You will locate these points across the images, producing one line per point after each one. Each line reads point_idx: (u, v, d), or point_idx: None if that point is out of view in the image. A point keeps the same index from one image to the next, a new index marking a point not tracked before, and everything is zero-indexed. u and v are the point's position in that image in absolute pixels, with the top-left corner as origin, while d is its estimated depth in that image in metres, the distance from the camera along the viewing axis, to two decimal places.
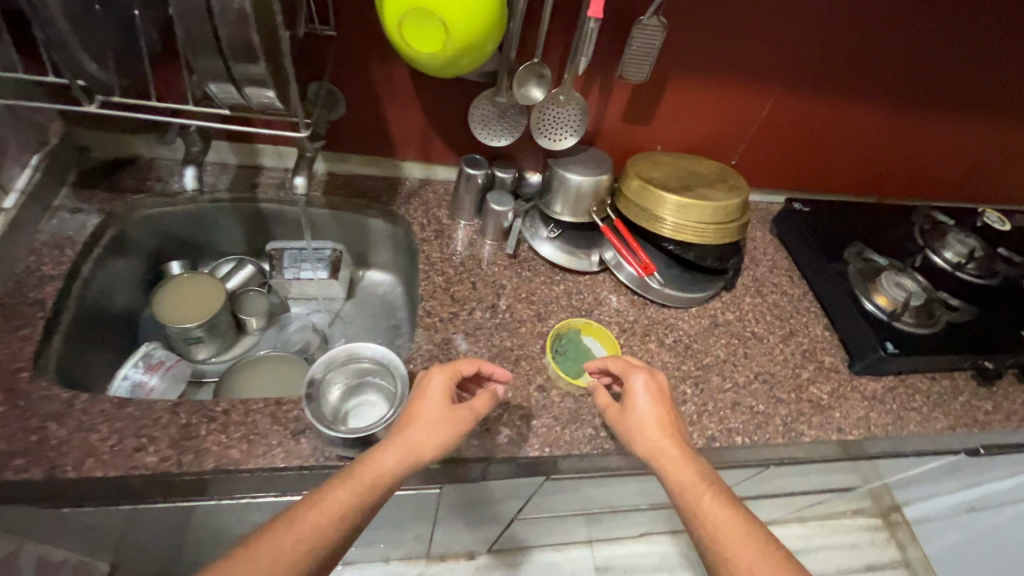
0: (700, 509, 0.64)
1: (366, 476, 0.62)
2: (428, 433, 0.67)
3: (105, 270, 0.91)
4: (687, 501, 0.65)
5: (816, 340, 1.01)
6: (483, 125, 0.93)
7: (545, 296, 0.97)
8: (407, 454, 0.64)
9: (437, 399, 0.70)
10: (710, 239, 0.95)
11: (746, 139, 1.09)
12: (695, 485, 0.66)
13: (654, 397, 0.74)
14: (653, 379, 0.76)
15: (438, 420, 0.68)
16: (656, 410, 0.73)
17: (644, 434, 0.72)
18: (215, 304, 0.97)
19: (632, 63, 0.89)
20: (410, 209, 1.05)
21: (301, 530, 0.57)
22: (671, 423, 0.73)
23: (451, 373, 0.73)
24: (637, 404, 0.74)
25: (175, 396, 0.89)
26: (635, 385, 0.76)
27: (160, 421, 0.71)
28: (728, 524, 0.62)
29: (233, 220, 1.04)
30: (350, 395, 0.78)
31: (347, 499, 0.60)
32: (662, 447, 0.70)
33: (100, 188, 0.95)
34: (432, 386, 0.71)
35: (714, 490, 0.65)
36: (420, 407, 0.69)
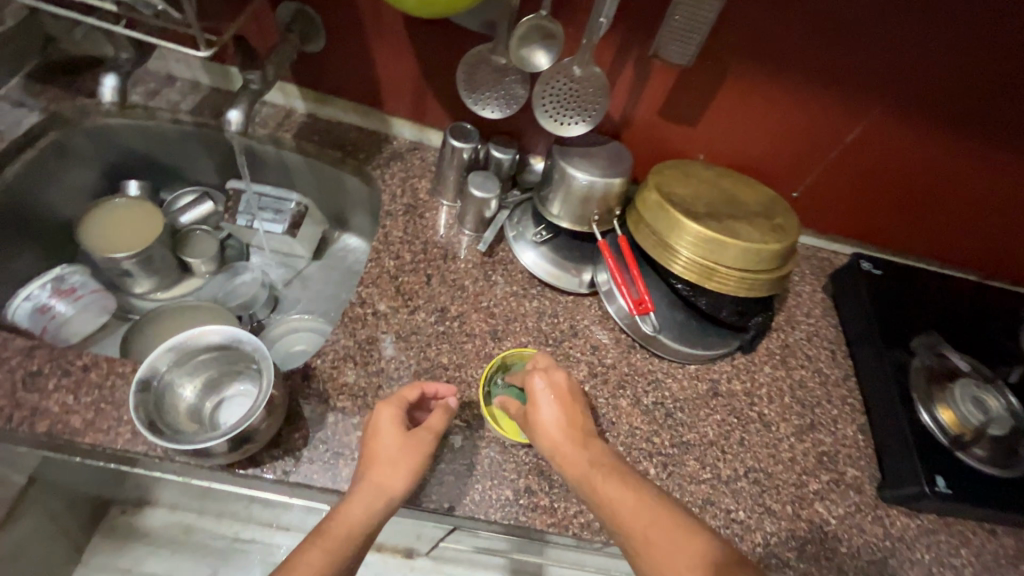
0: (597, 495, 0.55)
1: (337, 532, 0.52)
2: (391, 471, 0.57)
3: (38, 176, 0.82)
4: (586, 490, 0.57)
5: (841, 444, 0.78)
6: (474, 88, 0.74)
7: (509, 311, 0.80)
8: (376, 497, 0.55)
9: (392, 429, 0.60)
10: (730, 288, 0.73)
11: (819, 168, 0.85)
12: (588, 471, 0.57)
13: (555, 390, 0.65)
14: (550, 375, 0.67)
15: (399, 456, 0.58)
16: (557, 407, 0.64)
17: (542, 434, 0.62)
18: (152, 234, 0.87)
19: (673, 38, 0.70)
20: (386, 173, 0.89)
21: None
22: (573, 414, 0.64)
23: (401, 402, 0.63)
24: (540, 411, 0.64)
25: (66, 341, 0.81)
26: (536, 386, 0.65)
27: (10, 362, 0.62)
28: (625, 504, 0.53)
29: (193, 147, 0.92)
30: (205, 397, 0.65)
31: (320, 559, 0.50)
32: (557, 441, 0.61)
33: (54, 85, 0.84)
34: (385, 421, 0.61)
35: (606, 470, 0.57)
36: (378, 448, 0.59)
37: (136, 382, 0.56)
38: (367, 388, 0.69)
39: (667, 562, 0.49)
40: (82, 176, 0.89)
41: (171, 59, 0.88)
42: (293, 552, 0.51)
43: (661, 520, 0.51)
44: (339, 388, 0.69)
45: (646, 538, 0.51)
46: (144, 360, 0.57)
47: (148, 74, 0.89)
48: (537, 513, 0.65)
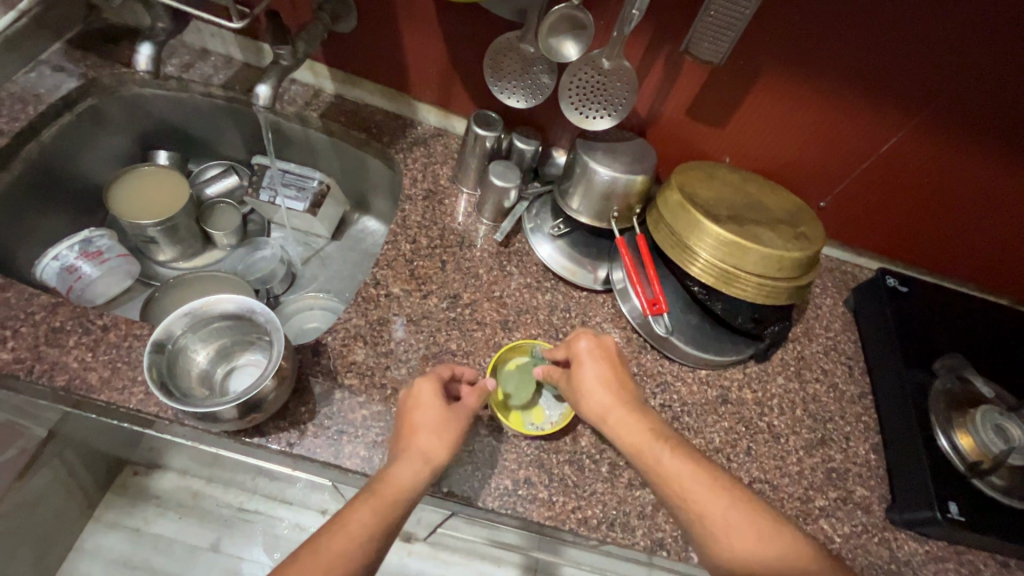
0: (662, 469, 0.55)
1: (390, 490, 0.53)
2: (434, 439, 0.58)
3: (73, 141, 0.85)
4: (646, 462, 0.56)
5: (852, 462, 0.76)
6: (501, 76, 0.74)
7: (521, 303, 0.79)
8: (421, 464, 0.56)
9: (432, 399, 0.60)
10: (749, 294, 0.72)
11: (851, 178, 0.83)
12: (650, 443, 0.57)
13: (606, 360, 0.64)
14: (601, 341, 0.65)
15: (442, 426, 0.59)
16: (610, 377, 0.62)
17: (592, 399, 0.61)
18: (178, 204, 0.88)
19: (706, 36, 0.69)
20: (409, 158, 0.89)
21: (325, 553, 0.48)
22: (620, 380, 0.62)
23: (438, 377, 0.63)
24: (583, 372, 0.63)
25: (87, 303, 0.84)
26: (581, 349, 0.64)
27: (34, 317, 0.64)
28: (696, 482, 0.54)
29: (224, 121, 0.94)
30: (216, 363, 0.67)
31: (371, 518, 0.51)
32: (611, 408, 0.60)
33: (93, 53, 0.86)
34: (425, 392, 0.61)
35: (671, 444, 0.57)
36: (416, 418, 0.59)
37: (151, 344, 0.57)
38: (375, 368, 0.70)
39: (748, 547, 0.50)
40: (114, 143, 0.91)
41: (206, 34, 0.89)
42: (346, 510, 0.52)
43: (741, 504, 0.52)
44: (347, 365, 0.69)
45: (723, 519, 0.52)
46: (160, 324, 0.58)
47: (183, 47, 0.91)
48: (535, 505, 0.65)
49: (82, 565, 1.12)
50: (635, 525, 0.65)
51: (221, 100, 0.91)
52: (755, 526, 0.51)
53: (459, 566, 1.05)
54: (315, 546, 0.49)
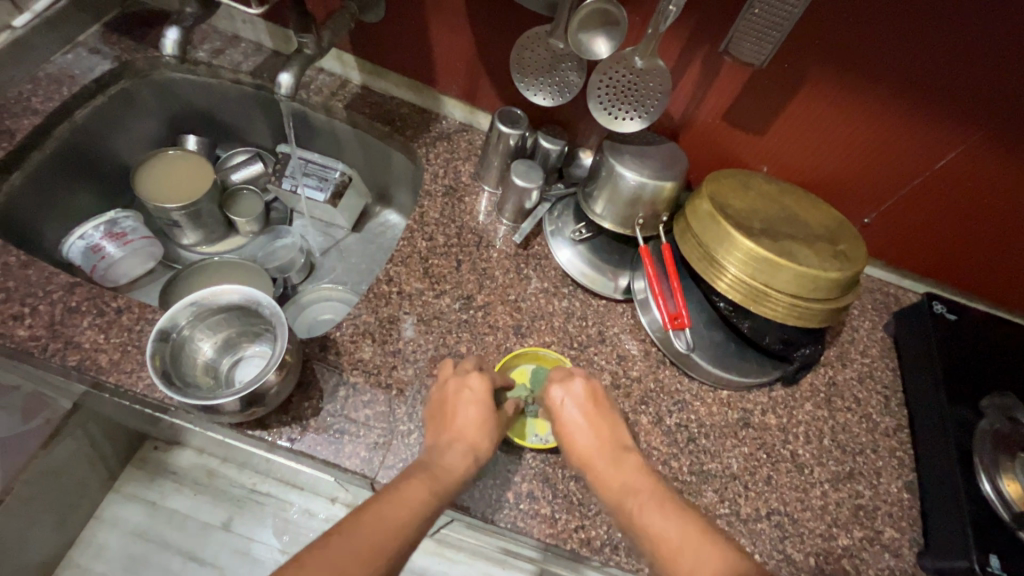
0: (638, 523, 0.51)
1: (440, 474, 0.53)
2: (477, 432, 0.59)
3: (104, 121, 0.86)
4: (626, 514, 0.53)
5: (881, 500, 0.71)
6: (528, 71, 0.71)
7: (536, 308, 0.77)
8: (467, 449, 0.57)
9: (484, 394, 0.62)
10: (780, 315, 0.67)
11: (899, 194, 0.77)
12: (625, 491, 0.54)
13: (582, 402, 0.62)
14: (578, 382, 0.64)
15: (484, 418, 0.60)
16: (586, 419, 0.61)
17: (572, 445, 0.60)
18: (203, 189, 0.89)
19: (747, 37, 0.64)
20: (431, 153, 0.87)
21: (367, 526, 0.45)
22: (600, 425, 0.61)
23: (490, 377, 0.64)
24: (564, 415, 0.62)
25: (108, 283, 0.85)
26: (555, 398, 0.63)
27: (50, 296, 0.64)
28: (669, 535, 0.49)
29: (252, 108, 0.94)
30: (221, 353, 0.67)
31: (429, 494, 0.51)
32: (592, 455, 0.58)
33: (128, 36, 0.87)
34: (477, 386, 0.62)
35: (649, 493, 0.53)
36: (462, 409, 0.60)
37: (155, 332, 0.57)
38: (382, 367, 0.68)
39: None
40: (144, 125, 0.92)
41: (238, 20, 0.89)
42: (399, 483, 0.51)
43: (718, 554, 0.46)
44: (354, 362, 0.68)
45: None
46: (164, 313, 0.58)
47: (215, 33, 0.91)
48: (536, 521, 0.62)
49: (100, 534, 1.17)
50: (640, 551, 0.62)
51: (250, 87, 0.91)
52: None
53: (463, 565, 1.05)
54: (396, 486, 0.50)
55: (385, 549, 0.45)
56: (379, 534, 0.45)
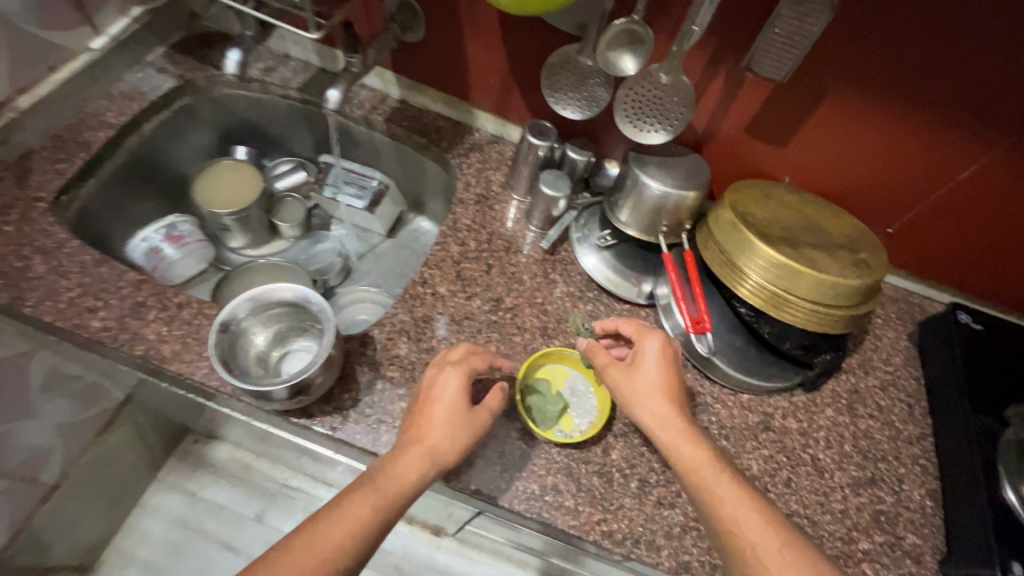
0: (715, 494, 0.56)
1: (390, 488, 0.56)
2: (444, 438, 0.60)
3: (167, 133, 0.93)
4: (700, 483, 0.57)
5: (904, 507, 0.72)
6: (558, 87, 0.74)
7: (562, 311, 0.80)
8: (427, 460, 0.58)
9: (455, 396, 0.62)
10: (799, 320, 0.70)
11: (921, 205, 0.78)
12: (705, 467, 0.58)
13: (665, 365, 0.65)
14: (668, 343, 0.67)
15: (454, 424, 0.61)
16: (666, 382, 0.64)
17: (649, 404, 0.63)
18: (252, 196, 0.96)
19: (768, 54, 0.67)
20: (464, 163, 0.92)
21: (296, 553, 0.50)
22: (676, 390, 0.64)
23: (468, 370, 0.64)
24: (646, 370, 0.65)
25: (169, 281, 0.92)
26: (649, 348, 0.66)
27: (121, 291, 0.70)
28: (753, 520, 0.54)
29: (299, 121, 1.01)
30: (273, 345, 0.72)
31: (371, 512, 0.54)
32: (668, 419, 0.62)
33: (189, 56, 0.94)
34: (449, 388, 0.63)
35: (726, 470, 0.58)
36: (434, 412, 0.61)
37: (216, 324, 0.63)
38: (417, 363, 0.73)
39: None
40: (201, 137, 0.99)
41: (289, 41, 0.96)
42: (338, 501, 0.54)
43: (795, 544, 0.53)
44: (391, 358, 0.73)
45: (779, 557, 0.52)
46: (224, 307, 0.63)
47: (268, 53, 0.98)
48: (560, 512, 0.65)
49: (145, 519, 1.23)
50: (661, 545, 0.65)
51: (298, 102, 0.97)
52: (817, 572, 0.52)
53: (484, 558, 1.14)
54: (343, 502, 0.54)
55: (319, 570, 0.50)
56: (310, 562, 0.50)
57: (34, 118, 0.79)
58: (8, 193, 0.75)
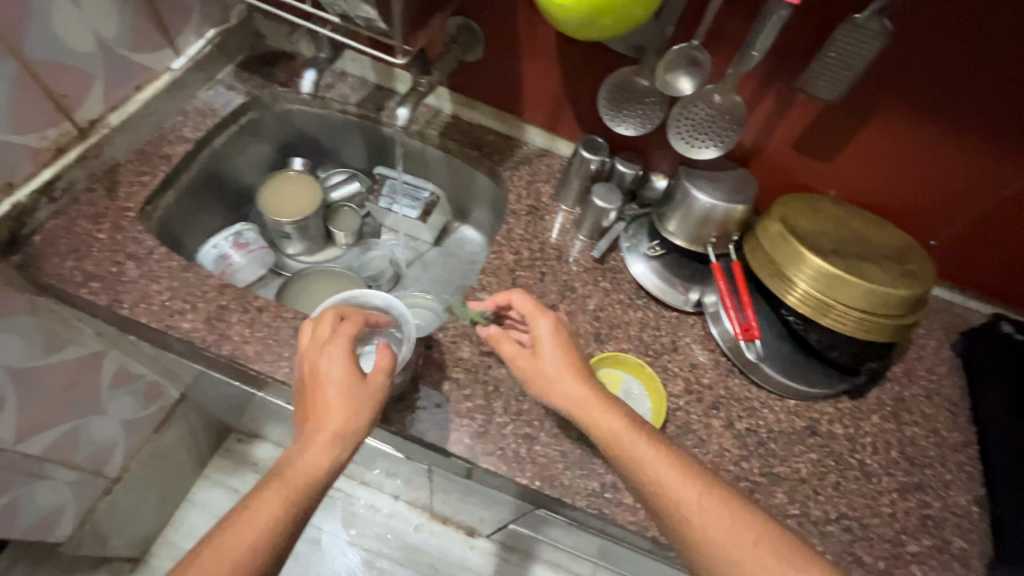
0: (634, 457, 0.60)
1: (298, 479, 0.59)
2: (343, 418, 0.62)
3: (235, 147, 0.99)
4: (621, 448, 0.61)
5: (951, 512, 0.74)
6: (613, 105, 0.78)
7: (614, 318, 0.84)
8: (331, 444, 0.61)
9: (344, 372, 0.63)
10: (850, 328, 0.73)
11: (963, 219, 0.81)
12: (620, 436, 0.62)
13: (558, 345, 0.68)
14: (557, 324, 0.69)
15: (350, 401, 0.62)
16: (564, 359, 0.67)
17: (561, 385, 0.65)
18: (310, 206, 1.01)
19: (822, 75, 0.70)
20: (515, 176, 0.96)
21: (212, 556, 0.54)
22: (577, 364, 0.67)
23: (347, 341, 0.65)
24: (544, 351, 0.68)
25: (240, 282, 0.95)
26: (541, 331, 0.69)
27: (207, 295, 0.76)
28: (672, 478, 0.59)
29: (354, 135, 1.06)
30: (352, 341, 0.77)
31: (280, 508, 0.57)
32: (583, 396, 0.64)
33: (255, 73, 1.00)
34: (337, 368, 0.63)
35: (642, 433, 0.62)
36: (327, 394, 0.62)
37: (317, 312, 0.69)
38: (480, 364, 0.77)
39: (717, 530, 0.56)
40: (265, 150, 1.05)
41: (348, 59, 1.02)
42: (251, 501, 0.58)
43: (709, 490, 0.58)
44: (455, 360, 0.77)
45: (695, 506, 0.57)
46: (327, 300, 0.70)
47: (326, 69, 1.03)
48: (619, 509, 0.69)
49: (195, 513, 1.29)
50: None
51: (355, 116, 1.03)
52: (724, 514, 0.56)
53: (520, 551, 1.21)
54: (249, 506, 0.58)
55: (254, 558, 0.55)
56: (228, 559, 0.54)
57: (122, 134, 0.85)
58: (100, 204, 0.81)
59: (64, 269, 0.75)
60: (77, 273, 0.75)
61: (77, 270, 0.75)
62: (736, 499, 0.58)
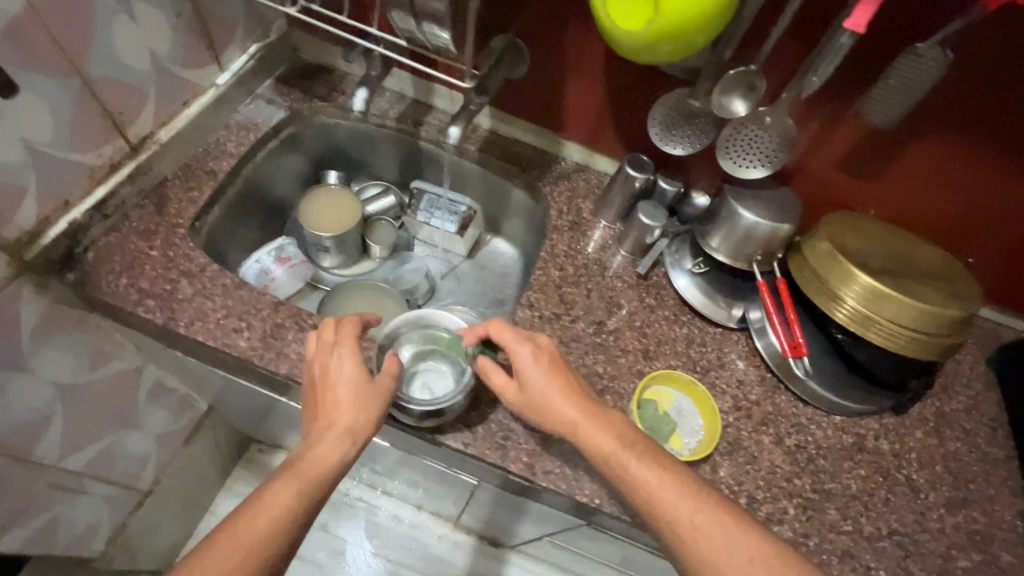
0: (631, 476, 0.60)
1: (313, 470, 0.60)
2: (354, 413, 0.64)
3: (275, 161, 0.99)
4: (619, 467, 0.61)
5: (996, 526, 0.75)
6: (662, 126, 0.80)
7: (661, 334, 0.85)
8: (342, 437, 0.63)
9: (355, 371, 0.67)
10: (898, 346, 0.74)
11: (999, 240, 0.82)
12: (617, 452, 0.61)
13: (546, 368, 0.67)
14: (542, 346, 0.69)
15: (361, 399, 0.65)
16: (552, 380, 0.66)
17: (557, 408, 0.65)
18: (349, 221, 1.01)
19: (878, 99, 0.72)
20: (555, 191, 0.97)
21: (218, 554, 0.53)
22: (569, 382, 0.67)
23: (355, 345, 0.69)
24: (531, 377, 0.67)
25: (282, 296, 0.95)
26: (522, 359, 0.68)
27: (261, 312, 0.76)
28: (669, 494, 0.59)
29: (391, 149, 1.06)
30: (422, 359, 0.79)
31: (293, 499, 0.58)
32: (578, 418, 0.64)
33: (295, 88, 1.00)
34: (348, 365, 0.66)
35: (638, 447, 0.62)
36: (339, 391, 0.65)
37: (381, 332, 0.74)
38: None
39: (714, 549, 0.56)
40: (302, 164, 1.05)
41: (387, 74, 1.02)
42: (265, 490, 0.58)
43: (707, 506, 0.58)
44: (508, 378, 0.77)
45: (692, 525, 0.57)
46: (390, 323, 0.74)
47: None
48: None
49: None
50: None
51: (393, 130, 1.03)
52: (722, 531, 0.56)
53: None
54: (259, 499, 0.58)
55: (263, 550, 0.55)
56: (238, 555, 0.54)
57: (169, 150, 0.85)
58: (150, 221, 0.81)
59: (120, 287, 0.75)
60: (132, 291, 0.75)
61: (132, 288, 0.75)
62: (734, 516, 0.58)
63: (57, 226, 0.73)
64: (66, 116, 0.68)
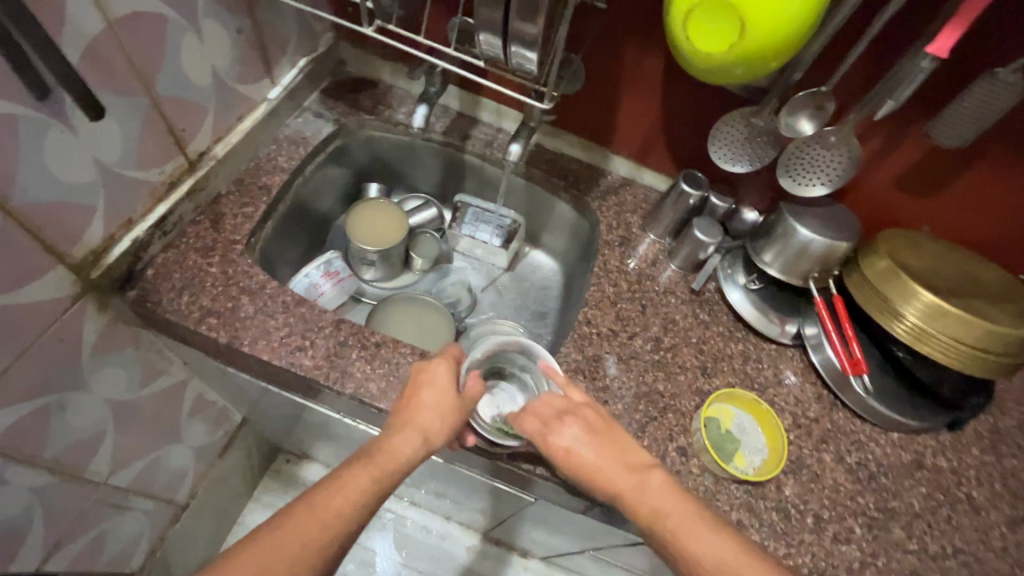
0: (682, 543, 0.56)
1: (388, 461, 0.59)
2: (435, 420, 0.64)
3: (322, 175, 0.99)
4: (669, 529, 0.57)
5: None
6: (724, 144, 0.80)
7: (717, 350, 0.85)
8: (418, 439, 0.62)
9: (447, 382, 0.67)
10: (961, 363, 0.73)
11: None
12: (671, 522, 0.57)
13: (590, 442, 0.64)
14: (584, 418, 0.66)
15: (446, 410, 0.65)
16: (598, 450, 0.63)
17: (609, 478, 0.62)
18: (396, 235, 1.01)
19: (949, 120, 0.72)
20: (604, 206, 0.97)
21: (287, 530, 0.51)
22: (615, 449, 0.63)
23: (450, 362, 0.69)
24: (575, 455, 0.63)
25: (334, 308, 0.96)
26: (563, 442, 0.64)
27: (323, 330, 0.76)
28: (723, 556, 0.55)
29: (435, 162, 1.06)
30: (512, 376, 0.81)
31: (370, 484, 0.57)
32: (628, 486, 0.60)
33: (342, 101, 0.99)
34: (441, 374, 0.67)
35: (692, 507, 0.58)
36: (423, 395, 0.65)
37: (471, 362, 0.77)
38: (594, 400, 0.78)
39: None
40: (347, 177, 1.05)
41: None
42: (342, 472, 0.57)
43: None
44: None
45: None
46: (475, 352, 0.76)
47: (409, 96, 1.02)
48: None
49: None
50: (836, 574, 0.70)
51: (438, 143, 1.03)
52: None
53: None
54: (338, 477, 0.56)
55: (342, 527, 0.54)
56: (309, 534, 0.52)
57: (224, 166, 0.85)
58: (208, 236, 0.81)
59: (181, 304, 0.75)
60: (195, 309, 0.75)
61: (194, 305, 0.75)
62: None
63: (121, 243, 0.72)
64: (135, 135, 0.68)
